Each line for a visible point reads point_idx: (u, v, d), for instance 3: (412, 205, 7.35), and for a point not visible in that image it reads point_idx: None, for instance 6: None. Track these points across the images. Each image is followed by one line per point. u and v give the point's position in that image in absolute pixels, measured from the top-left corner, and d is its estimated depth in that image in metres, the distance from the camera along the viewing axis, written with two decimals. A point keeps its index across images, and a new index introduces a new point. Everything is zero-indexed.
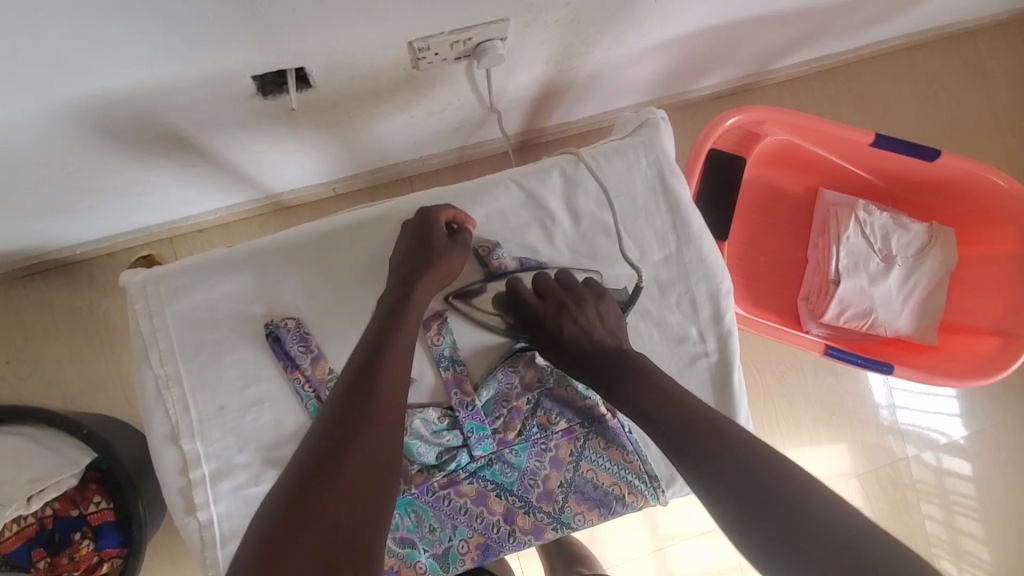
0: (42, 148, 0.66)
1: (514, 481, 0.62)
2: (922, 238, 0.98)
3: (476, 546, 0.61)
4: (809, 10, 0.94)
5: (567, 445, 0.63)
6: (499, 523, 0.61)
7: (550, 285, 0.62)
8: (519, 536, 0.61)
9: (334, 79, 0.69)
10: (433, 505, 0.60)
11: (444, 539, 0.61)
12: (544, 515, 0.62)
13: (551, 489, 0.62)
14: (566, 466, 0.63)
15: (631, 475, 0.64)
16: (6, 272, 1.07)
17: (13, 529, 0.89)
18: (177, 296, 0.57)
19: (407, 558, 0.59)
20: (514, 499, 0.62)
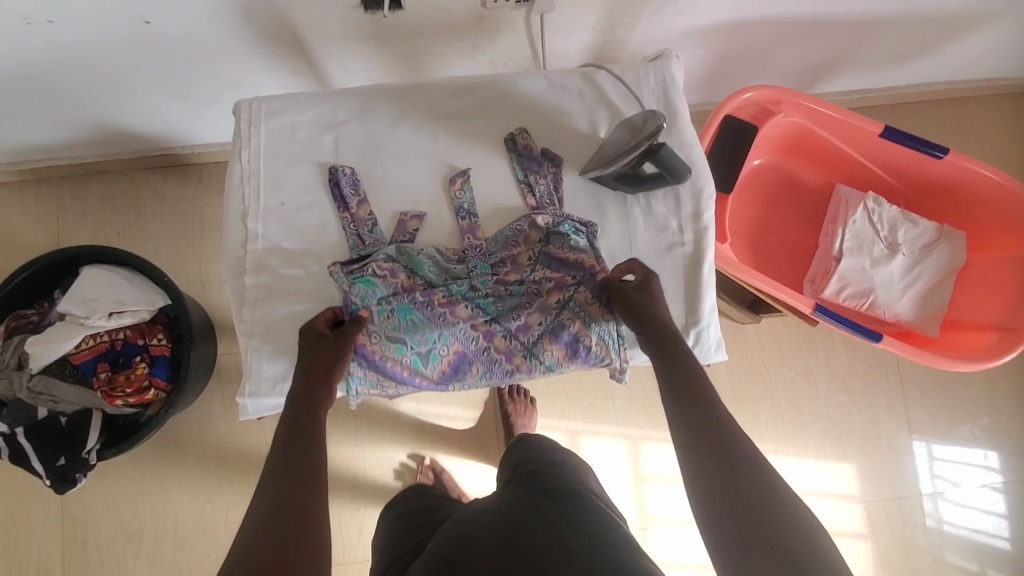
0: (199, 24, 0.89)
1: (501, 313, 0.71)
2: (929, 235, 1.03)
3: (456, 356, 0.72)
4: (836, 21, 1.06)
5: (556, 293, 0.72)
6: (479, 341, 0.72)
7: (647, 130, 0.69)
8: (493, 354, 0.72)
9: (420, 3, 0.89)
10: (429, 317, 0.70)
11: (430, 342, 0.71)
12: (518, 345, 0.72)
13: (531, 326, 0.72)
14: (550, 310, 0.72)
15: (602, 330, 0.72)
16: (138, 160, 1.32)
17: (89, 344, 1.07)
18: (270, 115, 0.74)
19: (395, 350, 0.70)
20: (498, 327, 0.72)
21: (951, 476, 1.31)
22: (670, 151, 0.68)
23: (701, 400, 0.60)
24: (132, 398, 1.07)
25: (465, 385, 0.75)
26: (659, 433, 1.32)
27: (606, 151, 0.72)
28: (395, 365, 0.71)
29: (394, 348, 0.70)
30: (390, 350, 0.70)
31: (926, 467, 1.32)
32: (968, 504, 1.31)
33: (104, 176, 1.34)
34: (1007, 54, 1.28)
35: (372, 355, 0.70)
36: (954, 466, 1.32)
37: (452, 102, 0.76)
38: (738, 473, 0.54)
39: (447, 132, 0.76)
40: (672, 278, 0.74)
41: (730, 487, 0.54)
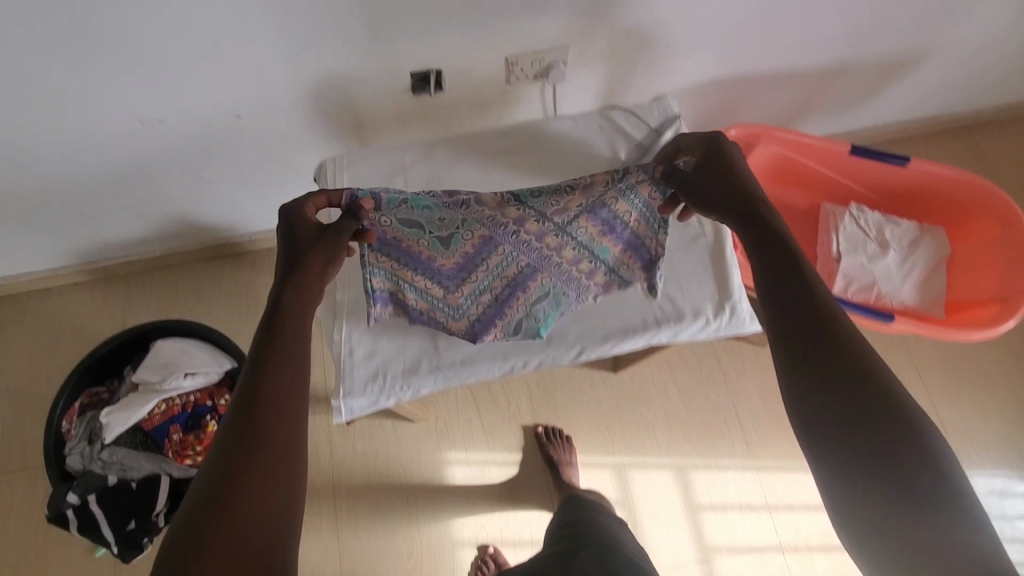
0: (279, 114, 1.09)
1: (534, 196, 0.62)
2: (913, 231, 1.17)
3: (478, 241, 0.66)
4: (792, 74, 1.29)
5: (603, 177, 0.63)
6: (506, 224, 0.64)
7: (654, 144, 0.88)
8: (520, 231, 0.65)
9: (457, 84, 1.10)
10: (449, 205, 0.63)
11: (452, 229, 0.65)
12: (551, 228, 0.66)
13: (569, 208, 0.64)
14: (598, 193, 0.63)
15: (646, 210, 0.68)
16: (199, 251, 1.48)
17: (162, 408, 1.14)
18: (351, 166, 0.91)
19: (410, 231, 0.64)
20: (529, 213, 0.63)
21: (999, 481, 1.32)
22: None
23: (805, 294, 0.54)
24: (202, 456, 1.12)
25: (476, 285, 0.72)
26: (705, 459, 1.34)
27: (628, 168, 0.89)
28: (412, 248, 0.66)
29: (409, 231, 0.64)
30: (406, 232, 0.64)
31: (973, 470, 1.33)
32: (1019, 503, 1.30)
33: (169, 269, 1.49)
34: (939, 92, 1.52)
35: (386, 239, 0.65)
36: (997, 464, 1.33)
37: (496, 144, 0.93)
38: (859, 394, 0.48)
39: (496, 165, 0.92)
40: (701, 262, 0.85)
41: (852, 405, 0.47)
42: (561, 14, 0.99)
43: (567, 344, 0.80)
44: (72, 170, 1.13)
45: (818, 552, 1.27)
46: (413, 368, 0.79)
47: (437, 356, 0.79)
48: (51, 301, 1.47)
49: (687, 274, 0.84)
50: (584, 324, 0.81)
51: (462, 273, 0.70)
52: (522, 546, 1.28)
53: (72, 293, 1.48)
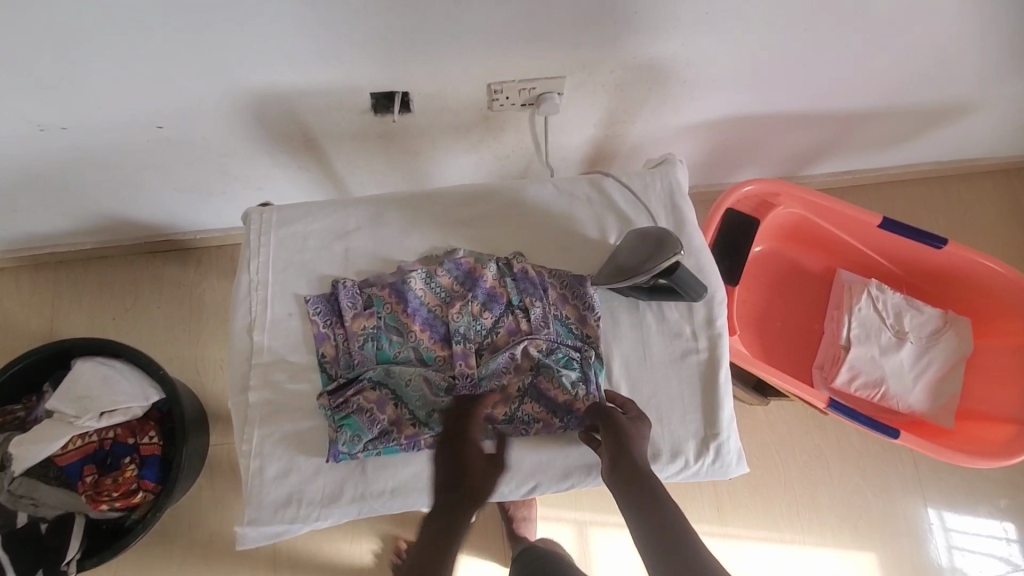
0: (212, 124, 0.91)
1: (463, 311, 0.71)
2: (935, 321, 1.03)
3: (424, 329, 0.71)
4: (825, 114, 1.11)
5: (505, 283, 0.73)
6: (444, 325, 0.72)
7: (655, 238, 0.69)
8: (459, 325, 0.71)
9: (427, 107, 0.91)
10: (393, 312, 0.71)
11: (403, 331, 0.71)
12: (485, 320, 0.72)
13: (494, 294, 0.72)
14: (508, 289, 0.73)
15: (563, 286, 0.74)
16: (137, 246, 1.32)
17: (77, 444, 1.03)
18: (281, 224, 0.75)
19: (370, 333, 0.70)
20: (460, 323, 0.71)
21: (972, 561, 1.25)
22: (688, 274, 0.70)
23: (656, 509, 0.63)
24: (118, 502, 1.01)
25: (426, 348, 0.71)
26: None
27: (619, 261, 0.71)
28: (357, 330, 0.70)
29: (368, 333, 0.70)
30: (362, 334, 0.70)
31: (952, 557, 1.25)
32: None
33: (101, 262, 1.33)
34: (990, 137, 1.33)
35: (346, 332, 0.70)
36: (981, 552, 1.25)
37: (461, 210, 0.77)
38: None
39: (457, 237, 0.76)
40: (688, 387, 0.72)
41: None
42: (555, 41, 0.81)
43: (518, 480, 0.69)
44: None
45: None
46: (335, 493, 0.67)
47: (365, 484, 0.67)
48: None
49: (671, 401, 0.71)
50: (541, 456, 0.70)
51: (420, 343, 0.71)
52: None
53: None
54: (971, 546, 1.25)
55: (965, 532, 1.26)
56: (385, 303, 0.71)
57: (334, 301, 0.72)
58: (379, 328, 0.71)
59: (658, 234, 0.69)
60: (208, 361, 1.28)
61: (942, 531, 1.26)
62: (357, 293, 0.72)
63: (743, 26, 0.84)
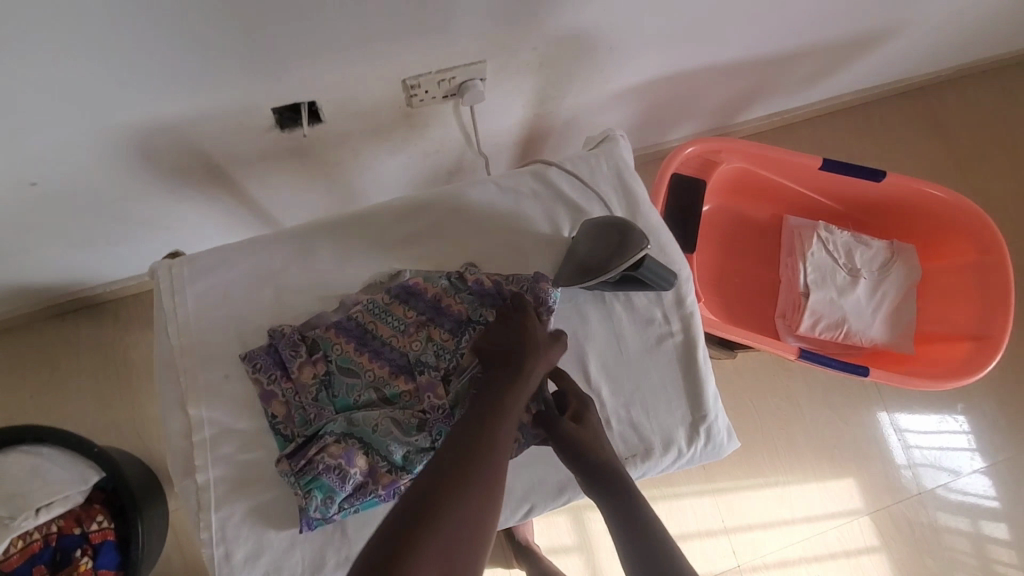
0: (93, 169, 0.79)
1: (419, 336, 0.65)
2: (882, 254, 1.05)
3: (381, 365, 0.64)
4: (752, 61, 1.09)
5: (457, 295, 0.67)
6: (402, 357, 0.65)
7: (615, 228, 0.65)
8: (418, 354, 0.65)
9: (340, 114, 0.82)
10: (345, 351, 0.64)
11: (359, 371, 0.64)
12: (444, 341, 0.66)
13: (448, 310, 0.66)
14: (462, 303, 0.67)
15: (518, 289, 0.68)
16: (39, 311, 1.17)
17: (17, 547, 0.93)
18: (198, 277, 0.66)
19: (324, 380, 0.64)
20: (420, 350, 0.65)
21: (929, 457, 1.32)
22: (654, 264, 0.66)
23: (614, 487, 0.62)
24: None
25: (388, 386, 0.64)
26: (661, 489, 1.26)
27: (579, 257, 0.67)
28: (307, 381, 0.63)
29: (320, 381, 0.63)
30: (316, 382, 0.63)
31: (916, 467, 1.31)
32: (960, 496, 1.31)
33: (1, 335, 1.17)
34: (909, 61, 1.34)
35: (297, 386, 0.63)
36: (944, 457, 1.32)
37: (400, 227, 0.70)
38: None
39: (400, 259, 0.70)
40: (668, 373, 0.70)
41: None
42: (468, 25, 0.74)
43: (513, 505, 0.65)
44: None
45: (775, 570, 1.24)
46: (317, 564, 0.62)
47: (348, 546, 0.62)
48: None
49: (654, 391, 0.69)
50: (532, 474, 0.66)
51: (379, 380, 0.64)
52: None
53: None
54: (931, 453, 1.32)
55: (925, 441, 1.33)
56: (334, 344, 0.64)
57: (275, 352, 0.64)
58: (331, 373, 0.64)
59: (618, 224, 0.65)
60: (150, 423, 1.16)
61: (904, 445, 1.32)
62: (299, 341, 0.64)
63: None
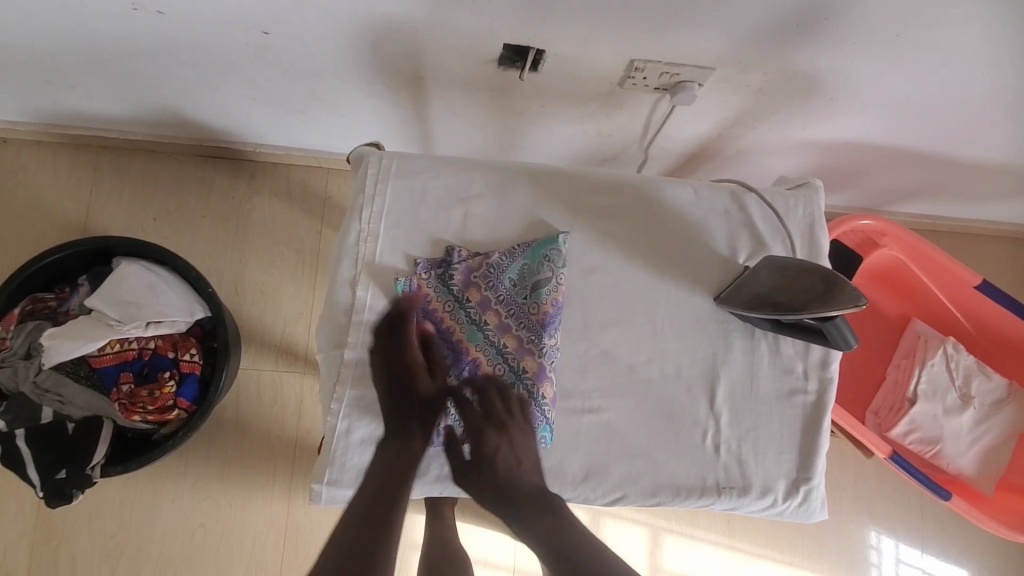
0: (321, 42, 0.83)
1: (513, 310, 0.67)
2: (1001, 391, 1.03)
3: (496, 328, 0.67)
4: (943, 160, 1.06)
5: (526, 276, 0.68)
6: (505, 325, 0.67)
7: (819, 283, 0.62)
8: (513, 329, 0.67)
9: (556, 71, 0.84)
10: (478, 306, 0.67)
11: (481, 328, 0.67)
12: (523, 323, 0.67)
13: (530, 292, 0.67)
14: (530, 286, 0.68)
15: (551, 281, 0.67)
16: (189, 147, 1.23)
17: (114, 348, 0.98)
18: (402, 175, 0.69)
19: (461, 324, 0.67)
20: (518, 325, 0.67)
21: None
22: (843, 322, 0.63)
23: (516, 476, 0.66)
24: (152, 415, 0.99)
25: (495, 349, 0.67)
26: (682, 527, 1.25)
27: (767, 296, 0.66)
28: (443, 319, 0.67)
29: (456, 320, 0.67)
30: (457, 325, 0.67)
31: None
32: None
33: (151, 155, 1.24)
34: None
35: (439, 324, 0.67)
36: None
37: (591, 197, 0.72)
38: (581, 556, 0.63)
39: (579, 226, 0.72)
40: (788, 426, 0.70)
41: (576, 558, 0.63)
42: (722, 33, 0.74)
43: (606, 489, 0.67)
44: (41, 35, 0.87)
45: None
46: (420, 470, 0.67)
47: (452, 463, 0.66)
48: (4, 155, 1.21)
49: (770, 437, 0.70)
50: (632, 467, 0.68)
51: (492, 340, 0.67)
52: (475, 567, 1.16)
53: (28, 154, 1.22)
54: None
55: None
56: (473, 294, 0.67)
57: (440, 275, 0.67)
58: (461, 321, 0.67)
59: (826, 277, 0.62)
60: (249, 283, 1.22)
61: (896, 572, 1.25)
62: (468, 268, 0.67)
63: (916, 58, 0.78)
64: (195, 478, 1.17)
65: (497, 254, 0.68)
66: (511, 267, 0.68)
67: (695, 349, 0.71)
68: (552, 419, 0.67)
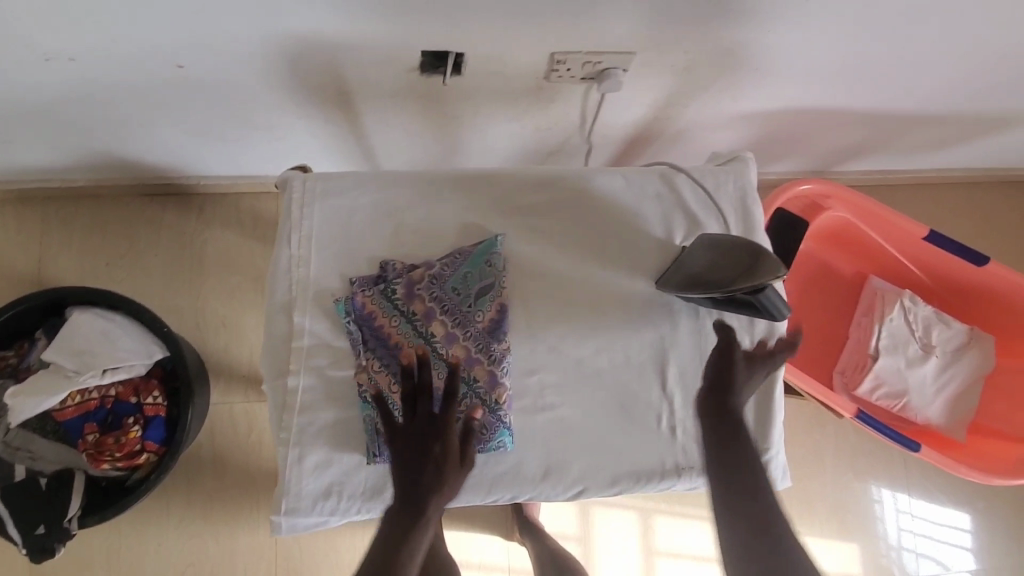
0: (239, 70, 0.82)
1: (459, 319, 0.67)
2: (961, 337, 1.04)
3: (444, 339, 0.66)
4: (880, 116, 1.07)
5: (469, 283, 0.68)
6: (453, 335, 0.66)
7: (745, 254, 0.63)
8: (461, 338, 0.67)
9: (479, 72, 0.83)
10: (424, 319, 0.66)
11: (429, 340, 0.66)
12: (470, 331, 0.67)
13: (474, 299, 0.67)
14: (474, 293, 0.68)
15: (493, 287, 0.68)
16: (133, 187, 1.21)
17: (75, 400, 0.97)
18: (329, 195, 0.69)
19: (409, 337, 0.66)
20: (465, 334, 0.67)
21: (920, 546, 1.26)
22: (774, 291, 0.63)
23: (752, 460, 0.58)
24: (121, 462, 0.98)
25: (445, 361, 0.66)
26: (671, 507, 1.26)
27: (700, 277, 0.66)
28: (389, 334, 0.66)
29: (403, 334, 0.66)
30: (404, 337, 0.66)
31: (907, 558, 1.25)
32: None
33: (96, 200, 1.22)
34: None
35: (385, 338, 0.66)
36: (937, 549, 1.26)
37: (521, 196, 0.72)
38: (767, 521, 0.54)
39: (513, 225, 0.72)
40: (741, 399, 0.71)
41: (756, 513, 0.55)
42: (634, 17, 0.74)
43: (566, 484, 0.67)
44: None
45: None
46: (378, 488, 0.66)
47: None
48: None
49: None
50: (591, 459, 0.68)
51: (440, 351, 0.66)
52: (470, 571, 1.16)
53: None
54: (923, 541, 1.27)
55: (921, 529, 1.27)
56: (417, 306, 0.66)
57: (380, 290, 0.66)
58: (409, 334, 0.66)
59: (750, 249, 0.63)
60: (210, 317, 1.21)
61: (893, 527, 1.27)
62: (405, 280, 0.67)
63: (831, 19, 0.78)
64: (178, 518, 1.16)
65: (439, 263, 0.68)
66: (453, 275, 0.68)
67: (641, 334, 0.71)
68: (510, 421, 0.67)
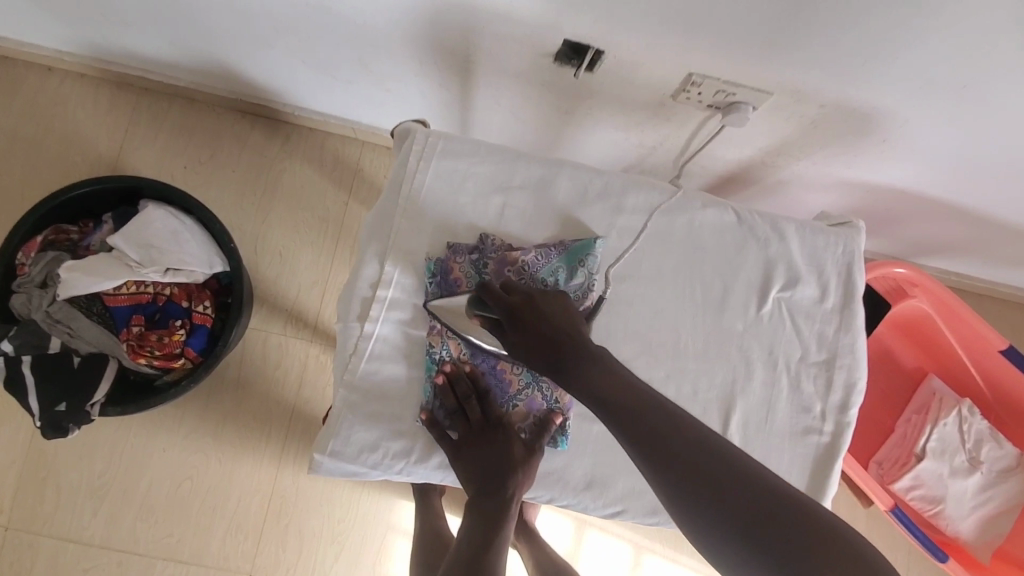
0: (379, 14, 0.82)
1: None
2: (1010, 460, 1.01)
3: None
4: (985, 219, 1.04)
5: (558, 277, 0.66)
6: None
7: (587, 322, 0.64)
8: None
9: (611, 74, 0.83)
10: None
11: None
12: None
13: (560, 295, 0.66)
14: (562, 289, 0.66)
15: (581, 288, 0.67)
16: (229, 101, 1.23)
17: (130, 290, 0.98)
18: (445, 155, 0.69)
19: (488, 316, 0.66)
20: None
21: None
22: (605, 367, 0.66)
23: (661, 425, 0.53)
24: (158, 360, 0.99)
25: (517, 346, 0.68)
26: (665, 547, 1.23)
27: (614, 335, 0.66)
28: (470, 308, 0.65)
29: None
30: None
31: None
32: None
33: (190, 104, 1.24)
34: None
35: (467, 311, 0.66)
36: None
37: (630, 206, 0.71)
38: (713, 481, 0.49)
39: (616, 233, 0.71)
40: (798, 464, 0.69)
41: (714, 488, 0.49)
42: (786, 60, 0.73)
43: (606, 499, 0.67)
44: None
45: None
46: (424, 454, 0.66)
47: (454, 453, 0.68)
48: (46, 84, 1.21)
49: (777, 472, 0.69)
50: (634, 482, 0.68)
51: None
52: None
53: (71, 85, 1.22)
54: None
55: None
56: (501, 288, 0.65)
57: (473, 261, 0.66)
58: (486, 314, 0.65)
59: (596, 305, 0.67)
60: (268, 244, 1.22)
61: None
62: (497, 259, 0.66)
63: (980, 112, 0.76)
64: (189, 428, 1.17)
65: (533, 251, 0.67)
66: (545, 268, 0.66)
67: (713, 372, 0.70)
68: (570, 423, 0.68)
